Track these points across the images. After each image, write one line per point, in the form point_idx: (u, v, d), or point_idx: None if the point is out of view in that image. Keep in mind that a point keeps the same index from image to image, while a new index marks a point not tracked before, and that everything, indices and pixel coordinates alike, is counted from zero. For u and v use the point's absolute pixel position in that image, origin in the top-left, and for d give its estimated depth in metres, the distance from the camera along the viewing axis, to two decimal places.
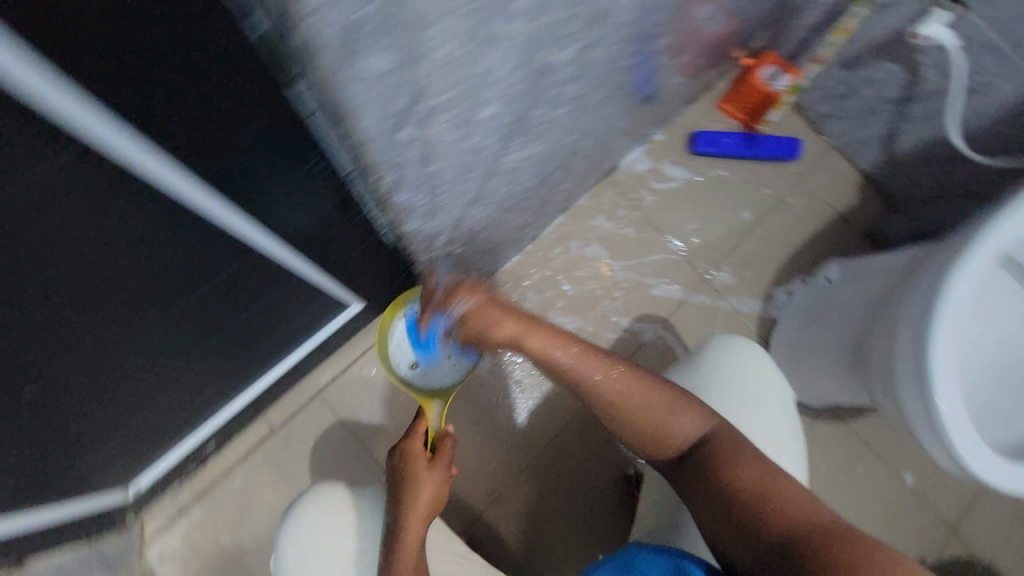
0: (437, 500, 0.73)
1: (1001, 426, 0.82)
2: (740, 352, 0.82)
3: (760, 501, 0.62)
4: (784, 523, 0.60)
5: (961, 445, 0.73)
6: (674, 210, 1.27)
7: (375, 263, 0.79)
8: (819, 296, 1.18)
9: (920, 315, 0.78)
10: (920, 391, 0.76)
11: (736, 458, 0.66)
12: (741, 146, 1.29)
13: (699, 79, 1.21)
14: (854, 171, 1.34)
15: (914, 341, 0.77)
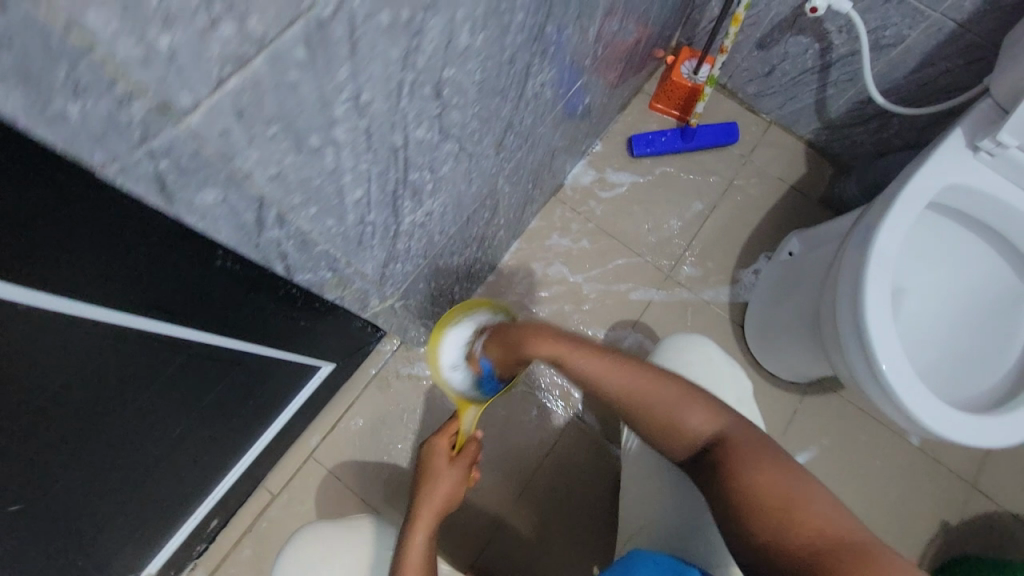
0: (454, 496, 0.78)
1: (952, 375, 0.82)
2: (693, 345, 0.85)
3: (784, 511, 0.60)
4: (810, 541, 0.57)
5: (911, 401, 0.73)
6: (626, 214, 1.30)
7: (321, 322, 0.82)
8: (784, 272, 1.18)
9: (855, 275, 0.79)
10: (864, 353, 0.76)
11: (758, 467, 0.63)
12: (678, 141, 1.32)
13: (623, 87, 1.25)
14: (798, 141, 1.36)
15: (851, 305, 0.78)
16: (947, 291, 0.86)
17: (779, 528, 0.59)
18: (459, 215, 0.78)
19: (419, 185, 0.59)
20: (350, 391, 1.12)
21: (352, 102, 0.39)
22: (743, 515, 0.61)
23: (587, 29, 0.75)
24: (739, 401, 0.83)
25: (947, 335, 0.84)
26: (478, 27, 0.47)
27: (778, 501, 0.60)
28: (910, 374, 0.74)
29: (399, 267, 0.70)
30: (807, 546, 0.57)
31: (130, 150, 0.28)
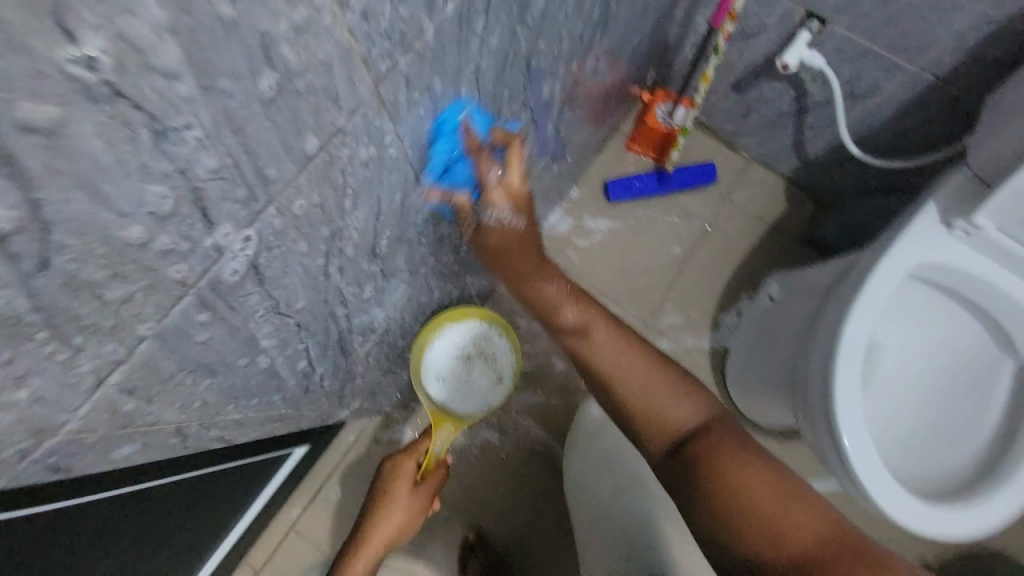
0: (405, 525, 0.78)
1: (918, 454, 0.82)
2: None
3: (780, 513, 0.56)
4: (808, 542, 0.55)
5: (877, 494, 0.72)
6: (604, 262, 1.28)
7: (303, 433, 0.80)
8: (762, 318, 1.17)
9: (825, 356, 0.77)
10: (833, 438, 0.75)
11: (747, 460, 0.60)
12: (654, 185, 1.29)
13: (597, 134, 1.23)
14: (778, 178, 1.34)
15: (823, 390, 0.76)
16: (919, 363, 0.85)
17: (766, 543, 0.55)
18: (421, 313, 0.76)
19: (367, 321, 0.57)
20: (330, 460, 1.11)
21: (273, 312, 0.37)
22: (728, 512, 0.57)
23: (544, 121, 0.72)
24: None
25: (917, 409, 0.83)
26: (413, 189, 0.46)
27: (768, 510, 0.56)
28: (875, 464, 0.73)
29: (359, 379, 0.69)
30: (802, 548, 0.54)
31: (13, 465, 0.27)
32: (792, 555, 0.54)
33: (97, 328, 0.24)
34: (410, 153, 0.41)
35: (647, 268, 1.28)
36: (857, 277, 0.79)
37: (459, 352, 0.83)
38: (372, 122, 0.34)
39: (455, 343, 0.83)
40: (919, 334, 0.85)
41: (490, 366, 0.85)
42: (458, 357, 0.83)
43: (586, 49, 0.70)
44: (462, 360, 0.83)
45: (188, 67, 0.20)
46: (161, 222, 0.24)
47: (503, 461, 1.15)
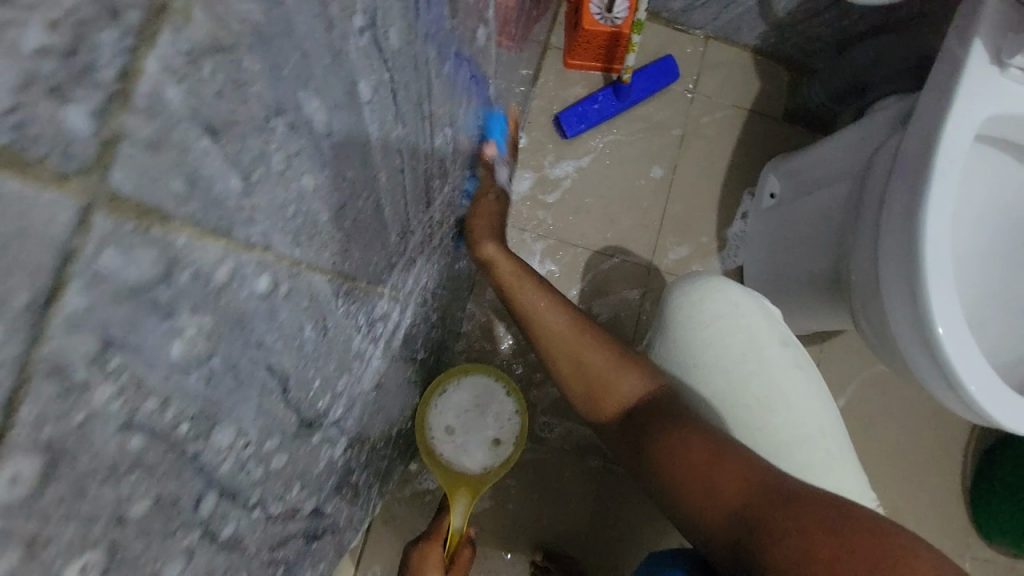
0: None
1: (1005, 331, 0.69)
2: (718, 299, 0.69)
3: (714, 467, 0.57)
4: (740, 490, 0.56)
5: (989, 403, 0.60)
6: (582, 212, 1.08)
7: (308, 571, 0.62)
8: (775, 219, 1.03)
9: (904, 258, 0.62)
10: (931, 357, 0.61)
11: (681, 422, 0.60)
12: (612, 103, 1.07)
13: (529, 60, 0.97)
14: (744, 53, 1.14)
15: (909, 299, 0.62)
16: (983, 225, 0.71)
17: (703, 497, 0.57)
18: (398, 385, 0.57)
19: None
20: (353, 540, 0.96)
21: None
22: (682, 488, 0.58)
23: (478, 74, 0.49)
24: (786, 343, 0.70)
25: (994, 280, 0.70)
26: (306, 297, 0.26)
27: (702, 467, 0.57)
28: (989, 373, 0.60)
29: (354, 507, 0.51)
30: (732, 497, 0.56)
31: None
32: (722, 505, 0.56)
33: None
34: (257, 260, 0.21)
35: (630, 203, 1.09)
36: (909, 162, 0.64)
37: (462, 408, 0.80)
38: None
39: (461, 397, 0.80)
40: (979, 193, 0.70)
41: (498, 425, 0.80)
42: (463, 414, 0.79)
43: None
44: (464, 416, 0.79)
45: None
46: None
47: (544, 466, 1.02)
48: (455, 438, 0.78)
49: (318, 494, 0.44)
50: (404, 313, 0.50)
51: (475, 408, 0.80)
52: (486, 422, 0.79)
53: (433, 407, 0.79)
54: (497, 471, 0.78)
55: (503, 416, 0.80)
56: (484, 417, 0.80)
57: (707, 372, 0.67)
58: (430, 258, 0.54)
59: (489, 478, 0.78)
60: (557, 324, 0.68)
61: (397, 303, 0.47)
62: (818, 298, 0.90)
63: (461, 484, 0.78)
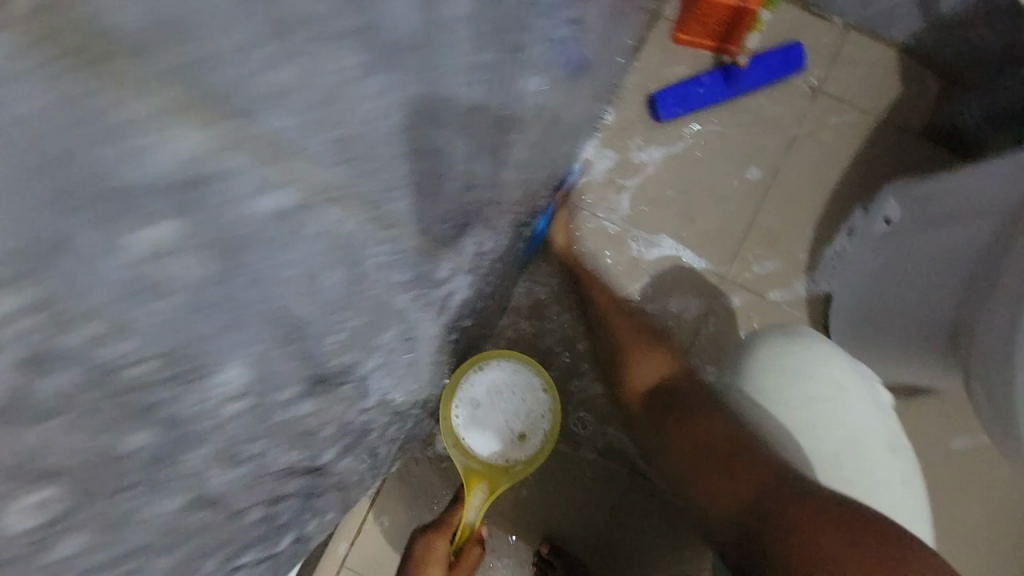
0: None
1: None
2: (819, 364, 0.72)
3: (740, 461, 0.63)
4: (750, 487, 0.62)
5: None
6: (661, 206, 1.00)
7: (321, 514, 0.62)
8: (888, 246, 0.89)
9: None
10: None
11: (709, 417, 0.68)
12: (718, 89, 0.96)
13: (636, 29, 0.88)
14: (889, 51, 0.97)
15: None
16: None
17: (721, 481, 0.64)
18: (440, 351, 0.54)
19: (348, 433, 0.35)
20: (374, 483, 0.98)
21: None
22: (700, 469, 0.67)
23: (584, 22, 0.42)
24: (892, 448, 0.71)
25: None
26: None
27: (716, 450, 0.66)
28: None
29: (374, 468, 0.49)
30: (750, 490, 0.61)
31: None
32: (738, 500, 0.62)
33: None
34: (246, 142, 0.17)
35: (716, 204, 0.99)
36: None
37: (494, 393, 0.79)
38: None
39: (494, 382, 0.79)
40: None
41: (524, 420, 0.80)
42: (494, 398, 0.78)
43: None
44: (494, 402, 0.78)
45: None
46: None
47: (568, 461, 0.99)
48: (483, 425, 0.77)
49: None
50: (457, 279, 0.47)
51: (507, 395, 0.80)
52: (514, 416, 0.79)
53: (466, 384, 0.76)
54: (515, 467, 0.79)
55: (530, 413, 0.80)
56: (513, 412, 0.79)
57: (807, 450, 0.68)
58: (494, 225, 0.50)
59: (505, 472, 0.79)
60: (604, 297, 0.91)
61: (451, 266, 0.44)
62: (921, 347, 0.77)
63: (477, 472, 0.78)
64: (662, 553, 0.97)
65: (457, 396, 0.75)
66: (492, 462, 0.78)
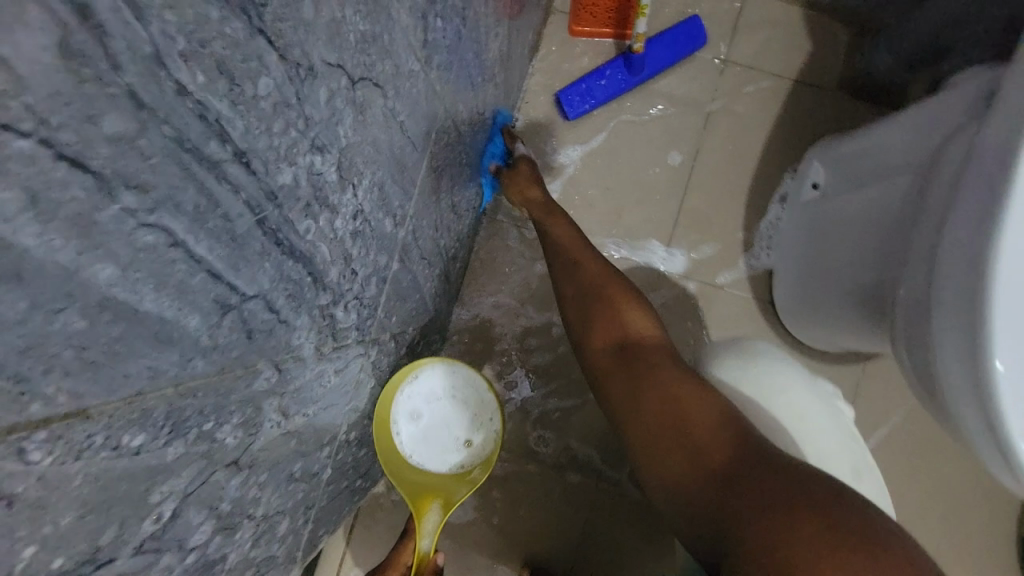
0: None
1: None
2: (774, 383, 0.63)
3: (687, 425, 0.54)
4: (721, 457, 0.51)
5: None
6: (587, 206, 0.95)
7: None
8: (817, 213, 0.86)
9: (968, 278, 0.49)
10: (985, 413, 0.48)
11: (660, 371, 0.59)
12: (623, 76, 0.92)
13: (526, 29, 0.83)
14: (792, 9, 0.94)
15: (964, 340, 0.49)
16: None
17: (679, 459, 0.53)
18: (330, 430, 0.50)
19: (187, 567, 0.32)
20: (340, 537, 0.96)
21: None
22: (665, 453, 0.54)
23: (398, 68, 0.39)
24: (856, 475, 0.61)
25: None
26: (18, 444, 0.18)
27: (678, 407, 0.55)
28: None
29: (272, 567, 0.46)
30: (709, 458, 0.51)
31: None
32: (705, 462, 0.52)
33: None
34: None
35: (642, 194, 0.95)
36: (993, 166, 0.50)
37: (433, 401, 0.72)
38: None
39: (432, 390, 0.72)
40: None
41: (473, 421, 0.72)
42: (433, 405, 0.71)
43: None
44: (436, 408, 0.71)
45: None
46: None
47: (534, 483, 0.96)
48: (427, 438, 0.70)
49: None
50: (318, 362, 0.43)
51: (448, 401, 0.72)
52: (459, 422, 0.72)
53: (401, 398, 0.69)
54: (473, 472, 0.70)
55: (478, 415, 0.73)
56: (458, 417, 0.72)
57: None
58: (359, 290, 0.46)
59: (461, 480, 0.69)
60: (581, 256, 0.73)
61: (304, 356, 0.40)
62: (858, 316, 0.74)
63: (426, 489, 0.67)
64: (640, 560, 0.94)
65: (396, 405, 0.68)
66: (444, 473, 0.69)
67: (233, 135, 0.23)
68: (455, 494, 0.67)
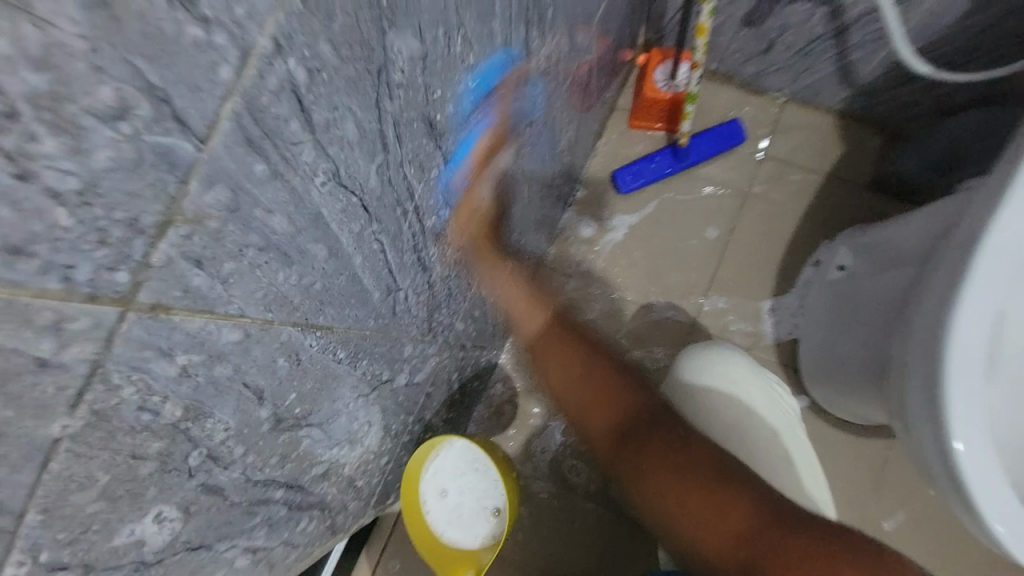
0: None
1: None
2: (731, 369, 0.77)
3: (715, 500, 0.64)
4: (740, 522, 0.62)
5: (1006, 525, 0.58)
6: (631, 264, 1.11)
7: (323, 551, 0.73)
8: (839, 294, 0.94)
9: (930, 356, 0.62)
10: (945, 459, 0.60)
11: (669, 443, 0.69)
12: (670, 163, 1.10)
13: (593, 121, 1.05)
14: (827, 115, 1.09)
15: (927, 393, 0.61)
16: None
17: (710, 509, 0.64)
18: (413, 405, 0.66)
19: (328, 458, 0.48)
20: (372, 549, 1.07)
21: (140, 569, 0.29)
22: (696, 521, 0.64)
23: (500, 157, 0.59)
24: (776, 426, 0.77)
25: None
26: (309, 335, 0.36)
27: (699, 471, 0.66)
28: (1003, 488, 0.59)
29: (359, 497, 0.62)
30: (733, 527, 0.62)
31: None
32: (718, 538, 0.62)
33: None
34: (266, 318, 0.31)
35: (680, 260, 1.10)
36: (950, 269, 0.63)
37: (455, 479, 0.83)
38: (181, 331, 0.25)
39: (452, 469, 0.83)
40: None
41: (489, 497, 0.82)
42: (454, 484, 0.82)
43: (530, 52, 0.55)
44: (456, 484, 0.83)
45: None
46: None
47: (562, 508, 1.06)
48: (454, 514, 0.82)
49: (333, 498, 0.54)
50: (418, 350, 0.60)
51: (466, 478, 0.83)
52: (481, 492, 0.83)
53: (427, 480, 0.82)
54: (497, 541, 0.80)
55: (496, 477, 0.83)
56: (474, 493, 0.83)
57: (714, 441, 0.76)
58: (449, 305, 0.64)
59: (488, 548, 0.81)
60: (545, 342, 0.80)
61: (414, 344, 0.58)
62: (868, 384, 0.83)
63: (459, 559, 0.81)
64: None
65: (421, 489, 0.81)
66: (471, 544, 0.81)
67: (416, 196, 0.43)
68: (483, 560, 0.80)
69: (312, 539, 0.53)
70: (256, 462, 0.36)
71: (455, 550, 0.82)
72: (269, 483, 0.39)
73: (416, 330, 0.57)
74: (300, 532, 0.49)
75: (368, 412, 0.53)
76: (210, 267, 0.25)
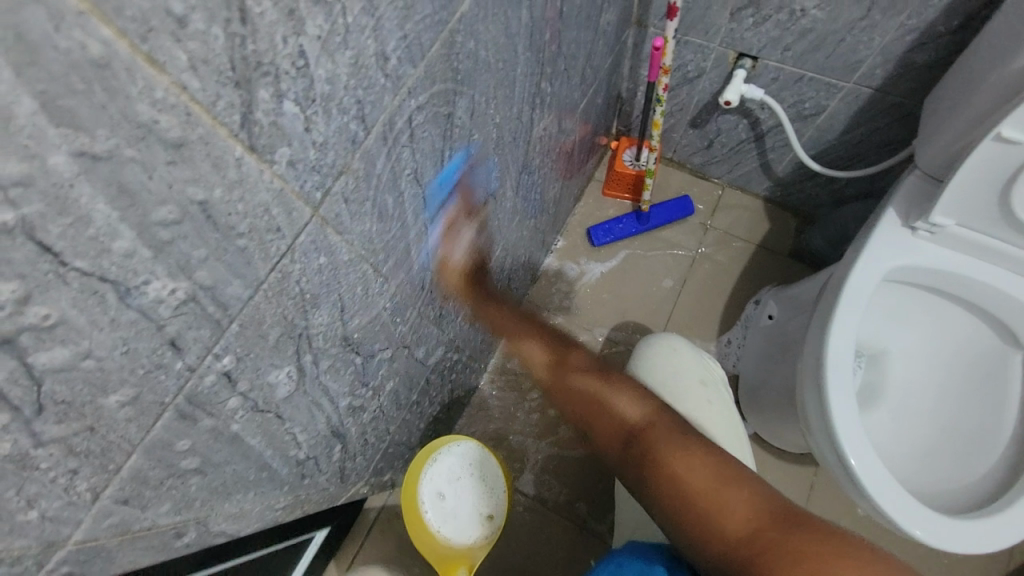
0: None
1: (931, 464, 0.82)
2: (672, 365, 0.77)
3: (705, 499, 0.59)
4: (744, 524, 0.57)
5: (909, 523, 0.71)
6: (601, 304, 1.30)
7: (316, 518, 0.80)
8: (767, 339, 1.14)
9: (814, 372, 0.79)
10: (837, 454, 0.75)
11: (681, 449, 0.63)
12: (634, 225, 1.35)
13: (574, 186, 1.30)
14: (756, 199, 1.38)
15: (818, 400, 0.78)
16: (917, 361, 0.89)
17: (708, 515, 0.58)
18: (417, 384, 0.79)
19: (359, 395, 0.61)
20: (339, 564, 1.07)
21: (253, 409, 0.42)
22: (702, 520, 0.58)
23: (504, 192, 0.80)
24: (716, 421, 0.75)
25: (924, 407, 0.86)
26: (376, 279, 0.52)
27: (694, 484, 0.60)
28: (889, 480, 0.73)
29: (365, 454, 0.73)
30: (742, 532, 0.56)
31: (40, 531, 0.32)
32: (725, 537, 0.57)
33: (93, 421, 0.30)
34: (362, 253, 0.47)
35: (641, 304, 1.30)
36: (824, 304, 0.83)
37: (453, 479, 0.84)
38: (327, 241, 0.41)
39: (450, 468, 0.85)
40: (888, 333, 0.90)
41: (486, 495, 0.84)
42: (451, 482, 0.84)
43: (533, 122, 0.78)
44: (454, 481, 0.84)
45: (177, 232, 0.29)
46: (165, 338, 0.31)
47: (532, 523, 1.12)
48: (448, 511, 0.83)
49: (350, 439, 0.65)
50: (431, 333, 0.75)
51: (464, 476, 0.85)
52: (478, 496, 0.84)
53: (426, 478, 0.84)
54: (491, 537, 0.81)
55: (493, 476, 0.85)
56: (470, 490, 0.84)
57: None
58: (457, 303, 0.81)
59: (482, 547, 0.81)
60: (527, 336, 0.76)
61: (429, 325, 0.73)
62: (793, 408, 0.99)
63: (451, 559, 0.79)
64: None
65: (421, 485, 0.83)
66: (463, 543, 0.81)
67: (450, 202, 0.62)
68: (478, 556, 0.79)
69: (328, 473, 0.64)
70: (324, 366, 0.50)
71: (446, 551, 0.81)
72: (324, 390, 0.53)
73: (432, 314, 0.73)
74: (325, 458, 0.61)
75: (389, 369, 0.67)
76: (350, 207, 0.42)
